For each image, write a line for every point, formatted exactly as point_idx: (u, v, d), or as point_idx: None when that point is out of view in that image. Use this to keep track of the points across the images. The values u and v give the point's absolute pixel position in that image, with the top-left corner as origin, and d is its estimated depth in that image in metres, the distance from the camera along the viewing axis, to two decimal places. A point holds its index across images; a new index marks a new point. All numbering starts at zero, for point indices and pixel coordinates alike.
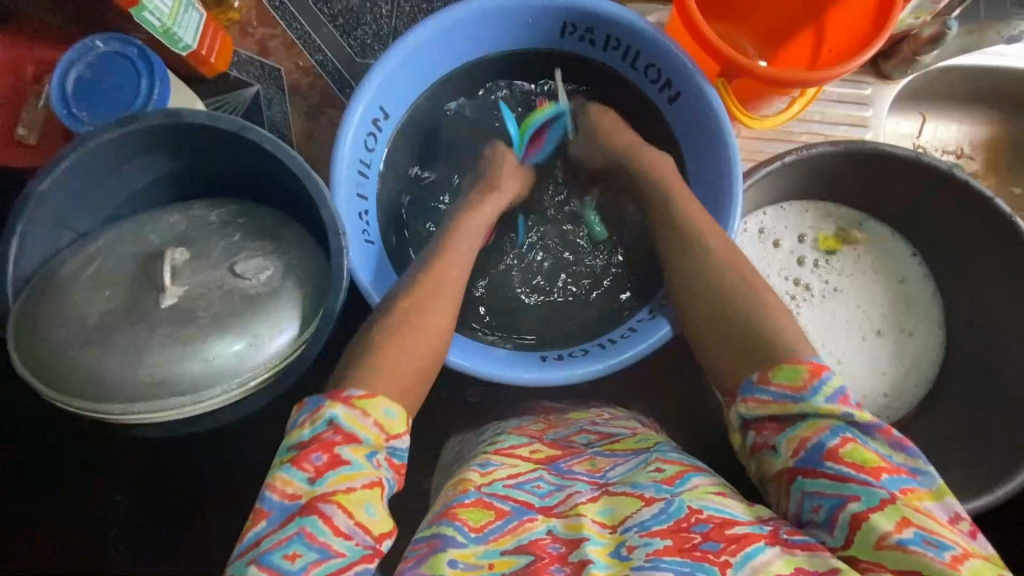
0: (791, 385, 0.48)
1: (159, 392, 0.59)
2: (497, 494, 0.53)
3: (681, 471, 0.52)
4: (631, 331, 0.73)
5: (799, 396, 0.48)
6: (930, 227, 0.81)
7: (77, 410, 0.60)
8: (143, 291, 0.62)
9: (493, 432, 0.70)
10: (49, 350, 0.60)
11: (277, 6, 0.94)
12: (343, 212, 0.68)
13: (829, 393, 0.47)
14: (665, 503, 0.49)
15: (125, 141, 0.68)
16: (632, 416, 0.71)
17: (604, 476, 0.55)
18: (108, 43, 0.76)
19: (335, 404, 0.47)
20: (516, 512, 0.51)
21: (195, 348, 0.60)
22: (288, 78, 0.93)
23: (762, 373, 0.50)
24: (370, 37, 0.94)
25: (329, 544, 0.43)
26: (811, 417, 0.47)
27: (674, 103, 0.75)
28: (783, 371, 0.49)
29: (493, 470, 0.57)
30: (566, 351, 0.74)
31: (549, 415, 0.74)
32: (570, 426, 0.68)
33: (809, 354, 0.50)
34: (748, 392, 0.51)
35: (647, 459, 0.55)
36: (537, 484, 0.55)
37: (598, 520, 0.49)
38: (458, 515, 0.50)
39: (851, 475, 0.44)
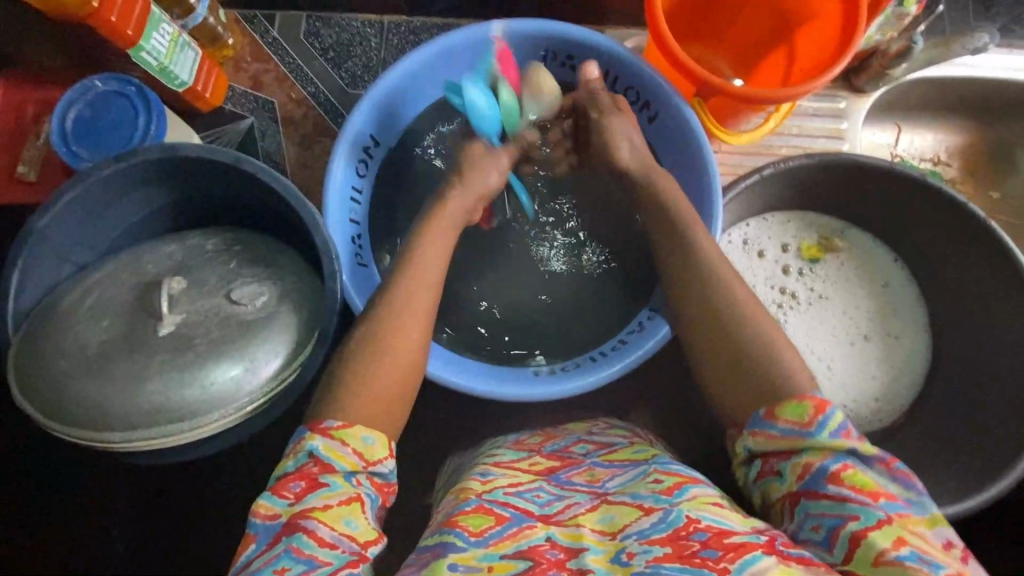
0: (800, 421, 0.49)
1: (159, 418, 0.60)
2: (497, 501, 0.54)
3: (679, 482, 0.53)
4: (621, 343, 0.75)
5: (806, 432, 0.49)
6: (909, 234, 0.83)
7: (77, 439, 0.60)
8: (140, 320, 0.63)
9: (491, 446, 0.71)
10: (48, 380, 0.61)
11: (269, 43, 0.98)
12: (338, 238, 0.71)
13: (833, 428, 0.49)
14: (663, 512, 0.49)
15: (123, 175, 0.70)
16: (626, 427, 0.72)
17: (603, 486, 0.56)
18: (107, 82, 0.79)
19: (314, 436, 0.51)
20: (516, 518, 0.52)
21: (193, 375, 0.61)
22: (282, 110, 0.96)
23: (771, 410, 0.51)
24: (360, 68, 0.98)
25: (314, 555, 0.45)
26: (815, 446, 0.49)
27: (653, 122, 0.77)
28: (789, 408, 0.50)
29: (493, 479, 0.58)
30: (560, 366, 0.76)
31: (545, 429, 0.75)
32: (567, 437, 0.69)
33: (815, 390, 0.51)
34: (757, 425, 0.52)
35: (644, 471, 0.56)
36: (536, 494, 0.56)
37: (597, 529, 0.50)
38: (458, 522, 0.51)
39: (850, 497, 0.46)
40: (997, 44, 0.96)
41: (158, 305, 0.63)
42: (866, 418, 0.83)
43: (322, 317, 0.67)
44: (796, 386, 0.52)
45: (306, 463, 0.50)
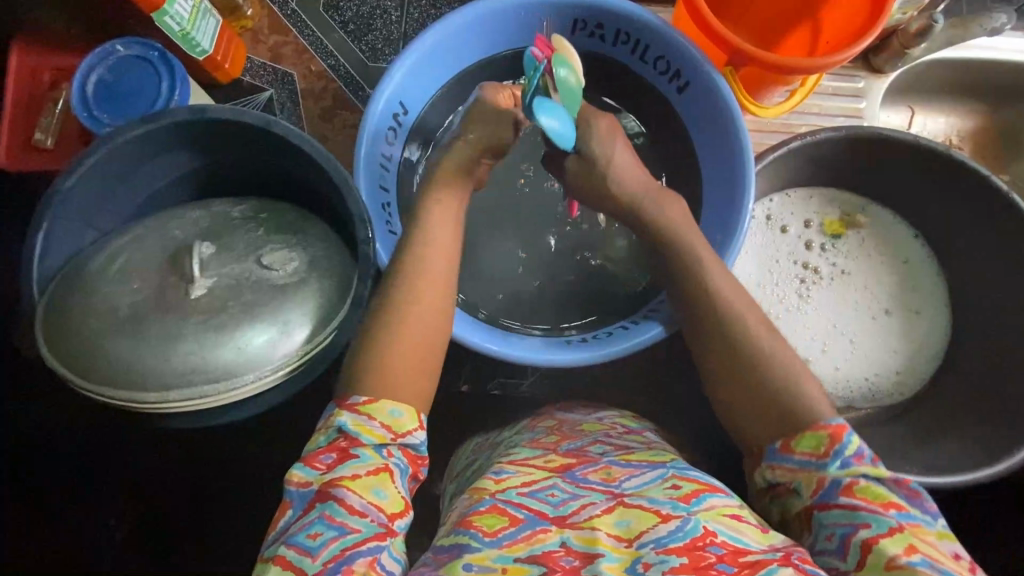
0: (815, 453, 0.50)
1: (194, 379, 0.59)
2: (511, 501, 0.53)
3: (698, 489, 0.53)
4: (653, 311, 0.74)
5: (821, 463, 0.50)
6: (930, 208, 0.84)
7: (111, 401, 0.59)
8: (171, 278, 0.62)
9: (507, 443, 0.69)
10: (80, 341, 0.60)
11: (288, 15, 0.96)
12: (368, 204, 0.70)
13: (846, 455, 0.49)
14: (681, 520, 0.49)
15: (150, 138, 0.69)
16: (641, 426, 0.71)
17: (619, 486, 0.55)
18: (129, 47, 0.77)
19: (341, 412, 0.51)
20: (530, 521, 0.51)
21: (227, 336, 0.61)
22: (302, 82, 0.95)
23: (786, 442, 0.52)
24: (381, 42, 0.97)
25: (346, 522, 0.46)
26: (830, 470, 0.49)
27: (683, 93, 0.76)
28: (805, 440, 0.51)
29: (507, 477, 0.57)
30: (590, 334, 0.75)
31: (560, 423, 0.71)
32: (584, 437, 0.66)
33: (826, 415, 0.52)
34: (772, 458, 0.53)
35: (664, 475, 0.56)
36: (551, 493, 0.55)
37: (614, 533, 0.49)
38: (473, 522, 0.51)
39: (861, 506, 0.47)
40: (1013, 26, 0.97)
41: (190, 266, 0.62)
42: (886, 392, 0.85)
43: (356, 283, 0.67)
44: (812, 415, 0.52)
45: (337, 441, 0.50)
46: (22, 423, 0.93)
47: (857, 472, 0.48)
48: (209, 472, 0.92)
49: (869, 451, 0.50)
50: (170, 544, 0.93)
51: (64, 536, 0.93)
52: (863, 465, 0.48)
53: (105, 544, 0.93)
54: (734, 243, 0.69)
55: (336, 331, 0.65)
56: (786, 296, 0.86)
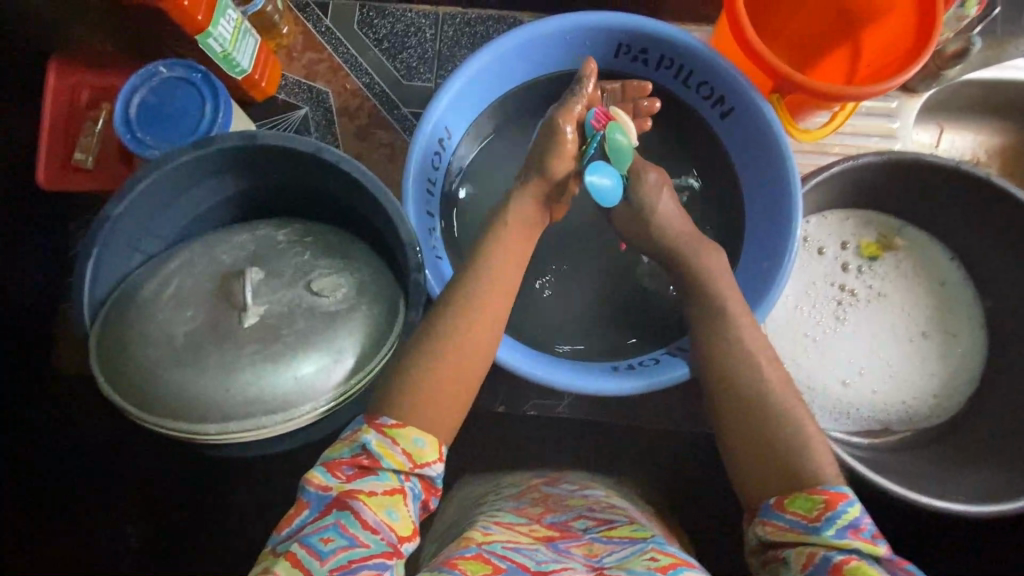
0: (806, 515, 0.50)
1: (252, 409, 0.60)
2: (496, 553, 0.54)
3: (675, 561, 0.54)
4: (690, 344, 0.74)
5: (812, 527, 0.49)
6: (967, 233, 0.84)
7: (169, 430, 0.60)
8: (223, 306, 0.62)
9: (490, 505, 0.69)
10: (138, 371, 0.60)
11: (323, 33, 0.96)
12: (417, 230, 0.70)
13: (841, 526, 0.49)
14: None
15: (198, 163, 0.69)
16: (622, 503, 0.72)
17: (600, 561, 0.56)
18: (171, 68, 0.77)
19: (369, 429, 0.50)
20: (512, 571, 0.52)
21: (283, 366, 0.61)
22: (337, 100, 0.95)
23: (779, 499, 0.53)
24: (415, 60, 0.97)
25: (357, 535, 0.46)
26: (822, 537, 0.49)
27: (727, 118, 0.76)
28: (799, 501, 0.52)
29: (492, 533, 0.58)
30: (634, 361, 0.76)
31: (545, 494, 0.72)
32: (567, 511, 0.67)
33: (826, 484, 0.52)
34: (767, 515, 0.53)
35: (643, 547, 0.57)
36: (535, 553, 0.56)
37: None
38: (456, 565, 0.51)
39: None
40: None
41: (242, 294, 0.62)
42: (923, 415, 0.85)
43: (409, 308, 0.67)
44: (813, 482, 0.53)
45: (359, 456, 0.49)
46: (53, 433, 0.93)
47: (850, 548, 0.47)
48: (237, 485, 0.92)
49: (866, 528, 0.49)
50: (170, 532, 0.94)
51: (64, 536, 0.94)
52: (856, 540, 0.47)
53: (105, 539, 0.94)
54: (783, 270, 0.69)
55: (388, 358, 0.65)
56: (824, 319, 0.86)
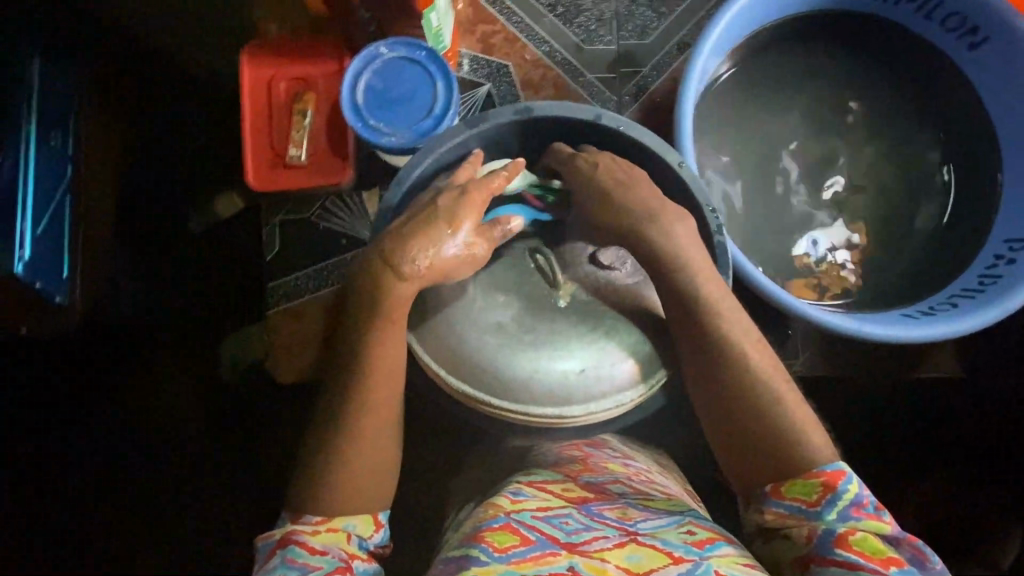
0: (807, 500, 0.55)
1: (578, 387, 0.65)
2: (525, 522, 0.58)
3: (711, 536, 0.58)
4: (1020, 243, 0.70)
5: (814, 512, 0.54)
6: None
7: (502, 407, 0.65)
8: (533, 289, 0.68)
9: (529, 464, 0.72)
10: (467, 352, 0.66)
11: (491, 2, 0.92)
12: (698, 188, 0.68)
13: (845, 506, 0.54)
14: (692, 563, 0.54)
15: (467, 142, 0.66)
16: (663, 478, 0.75)
17: (634, 525, 0.59)
18: (393, 48, 0.72)
19: (292, 529, 0.57)
20: (541, 543, 0.55)
21: (600, 347, 0.66)
22: (518, 73, 0.91)
23: (777, 487, 0.56)
24: (593, 23, 0.92)
25: (306, 562, 0.54)
26: (853, 520, 0.53)
27: (975, 50, 0.73)
28: (797, 487, 0.56)
29: (524, 499, 0.62)
30: (923, 307, 0.71)
31: (586, 447, 0.75)
32: (607, 473, 0.70)
33: (823, 463, 0.56)
34: (766, 503, 0.57)
35: (679, 520, 0.61)
36: (565, 521, 0.59)
37: (623, 566, 0.53)
38: (485, 538, 0.55)
39: (861, 561, 0.51)
40: None
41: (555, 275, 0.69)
42: None
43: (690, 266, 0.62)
44: (810, 464, 0.56)
45: (298, 533, 0.57)
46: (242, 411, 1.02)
47: (872, 526, 0.53)
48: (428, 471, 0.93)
49: (867, 503, 0.54)
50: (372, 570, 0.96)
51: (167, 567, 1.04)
52: (858, 519, 0.53)
53: None
54: None
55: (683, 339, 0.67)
56: None
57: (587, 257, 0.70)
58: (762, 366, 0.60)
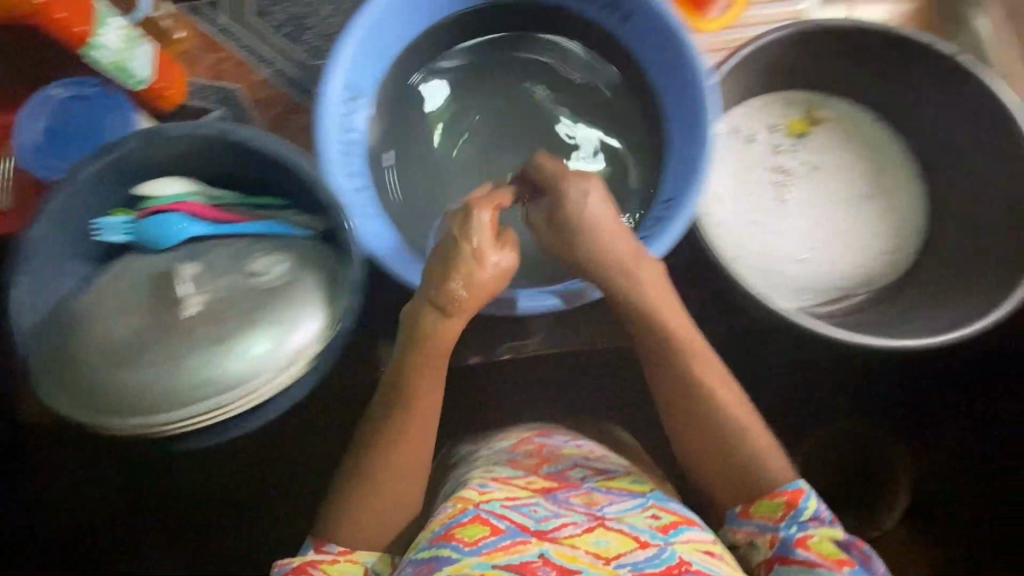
0: (772, 516, 0.60)
1: (203, 393, 0.60)
2: (495, 512, 0.58)
3: (674, 520, 0.60)
4: (668, 204, 0.72)
5: (777, 525, 0.60)
6: (893, 85, 0.84)
7: (124, 430, 0.60)
8: (164, 299, 0.64)
9: (474, 453, 0.74)
10: (87, 377, 0.61)
11: (218, 30, 0.95)
12: (343, 190, 0.68)
13: (806, 517, 0.59)
14: (657, 549, 0.55)
15: (111, 171, 0.68)
16: (582, 436, 0.76)
17: (600, 509, 0.61)
18: (65, 88, 0.77)
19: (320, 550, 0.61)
20: (511, 531, 0.56)
21: (228, 347, 0.62)
22: (248, 94, 0.94)
23: (744, 508, 0.62)
24: (319, 39, 0.96)
25: None
26: (820, 526, 0.59)
27: (627, 23, 0.76)
28: (763, 505, 0.61)
29: (490, 490, 0.61)
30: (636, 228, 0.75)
31: (531, 436, 0.74)
32: (564, 457, 0.70)
33: (784, 483, 0.62)
34: (733, 522, 0.63)
35: (643, 504, 0.63)
36: (534, 509, 0.60)
37: (591, 551, 0.55)
38: (454, 535, 0.55)
39: (817, 561, 0.56)
40: None
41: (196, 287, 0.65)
42: (881, 271, 0.86)
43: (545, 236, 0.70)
44: (773, 483, 0.62)
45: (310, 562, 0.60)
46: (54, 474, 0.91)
47: (830, 526, 0.59)
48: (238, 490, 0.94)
49: (823, 512, 0.60)
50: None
51: None
52: (818, 528, 0.58)
53: None
54: (705, 158, 0.70)
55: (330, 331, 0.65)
56: (767, 202, 0.87)
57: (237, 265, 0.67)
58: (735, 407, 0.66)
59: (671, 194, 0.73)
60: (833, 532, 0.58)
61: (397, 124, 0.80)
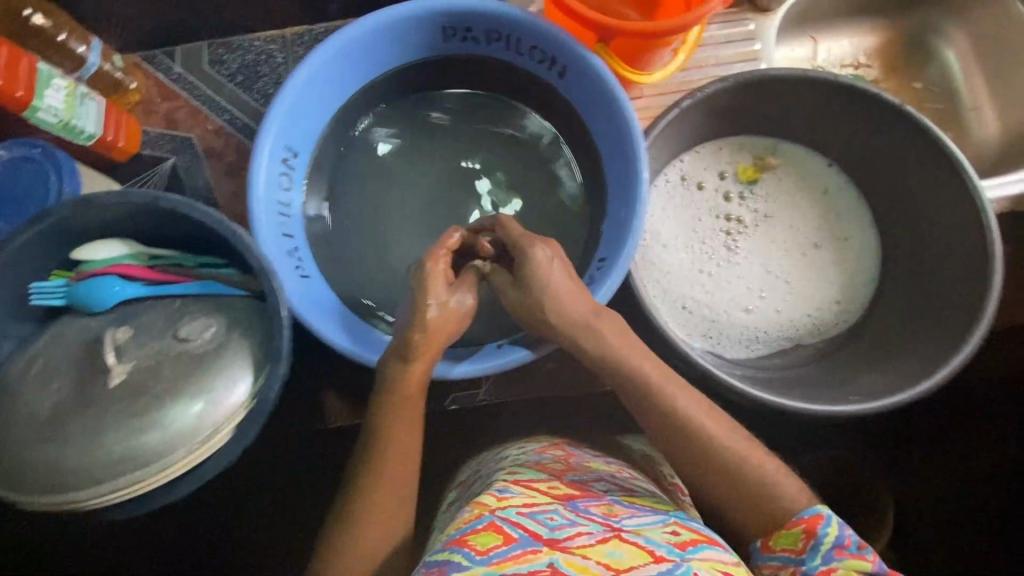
0: (793, 548, 0.55)
1: (124, 466, 0.61)
2: (508, 519, 0.53)
3: (696, 538, 0.52)
4: (602, 263, 0.72)
5: (801, 558, 0.54)
6: (841, 134, 0.83)
7: (48, 504, 0.61)
8: (92, 369, 0.65)
9: (504, 459, 0.71)
10: (11, 451, 0.62)
11: (175, 79, 0.96)
12: (272, 255, 0.68)
13: (826, 549, 0.53)
14: (674, 564, 0.47)
15: (44, 237, 0.68)
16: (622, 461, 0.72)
17: (618, 521, 0.54)
18: (10, 149, 0.77)
19: None
20: (523, 539, 0.50)
21: (150, 419, 0.62)
22: (201, 142, 0.95)
23: (765, 541, 0.57)
24: (272, 87, 0.97)
25: None
26: (849, 558, 0.52)
27: (564, 77, 0.76)
28: (783, 536, 0.56)
29: (508, 496, 0.57)
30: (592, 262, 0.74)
31: (564, 448, 0.73)
32: (590, 471, 0.67)
33: (798, 511, 0.56)
34: (759, 559, 0.57)
35: (664, 520, 0.55)
36: (550, 515, 0.54)
37: (604, 561, 0.47)
38: (466, 540, 0.50)
39: None
40: None
41: (128, 355, 0.65)
42: (831, 322, 0.85)
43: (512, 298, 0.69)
44: (787, 513, 0.56)
45: None
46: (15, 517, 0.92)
47: (861, 556, 0.52)
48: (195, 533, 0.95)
49: (850, 542, 0.53)
50: None
51: None
52: (841, 561, 0.52)
53: None
54: (637, 216, 0.69)
55: (255, 398, 0.65)
56: (715, 251, 0.86)
57: (169, 331, 0.67)
58: (718, 436, 0.60)
59: (605, 253, 0.73)
60: (864, 561, 0.52)
61: (341, 179, 0.82)
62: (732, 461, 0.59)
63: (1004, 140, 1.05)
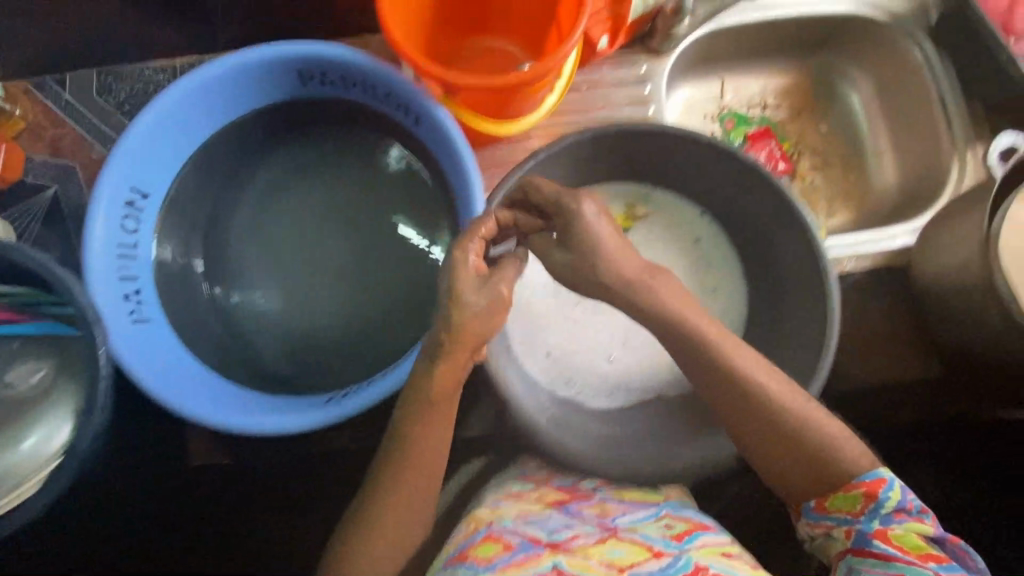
0: (850, 509, 0.62)
1: None
2: (505, 529, 0.64)
3: (688, 529, 0.65)
4: None
5: (855, 518, 0.62)
6: (707, 184, 0.83)
7: None
8: None
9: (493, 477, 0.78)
10: None
11: (61, 106, 0.96)
12: (103, 301, 0.68)
13: (887, 511, 0.61)
14: (672, 558, 0.60)
15: None
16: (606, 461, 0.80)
17: (613, 520, 0.67)
18: None
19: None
20: (522, 547, 0.61)
21: None
22: (86, 171, 0.95)
23: (820, 501, 0.64)
24: None
25: None
26: (908, 523, 0.60)
27: (419, 125, 0.77)
28: (838, 499, 0.63)
29: (501, 509, 0.68)
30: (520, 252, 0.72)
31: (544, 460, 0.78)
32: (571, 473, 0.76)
33: (860, 474, 0.63)
34: (810, 515, 0.65)
35: (657, 514, 0.68)
36: (548, 521, 0.65)
37: (606, 562, 0.60)
38: (469, 554, 0.61)
39: (897, 554, 0.59)
40: None
41: None
42: None
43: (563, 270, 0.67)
44: (848, 476, 0.63)
45: None
46: None
47: (895, 526, 0.60)
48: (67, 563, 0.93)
49: (909, 507, 0.61)
50: None
51: None
52: (901, 523, 0.60)
53: None
54: None
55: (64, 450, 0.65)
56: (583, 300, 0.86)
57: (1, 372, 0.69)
58: (779, 395, 0.65)
59: None
60: (909, 527, 0.60)
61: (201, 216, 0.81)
62: (791, 419, 0.65)
63: (902, 187, 1.04)
